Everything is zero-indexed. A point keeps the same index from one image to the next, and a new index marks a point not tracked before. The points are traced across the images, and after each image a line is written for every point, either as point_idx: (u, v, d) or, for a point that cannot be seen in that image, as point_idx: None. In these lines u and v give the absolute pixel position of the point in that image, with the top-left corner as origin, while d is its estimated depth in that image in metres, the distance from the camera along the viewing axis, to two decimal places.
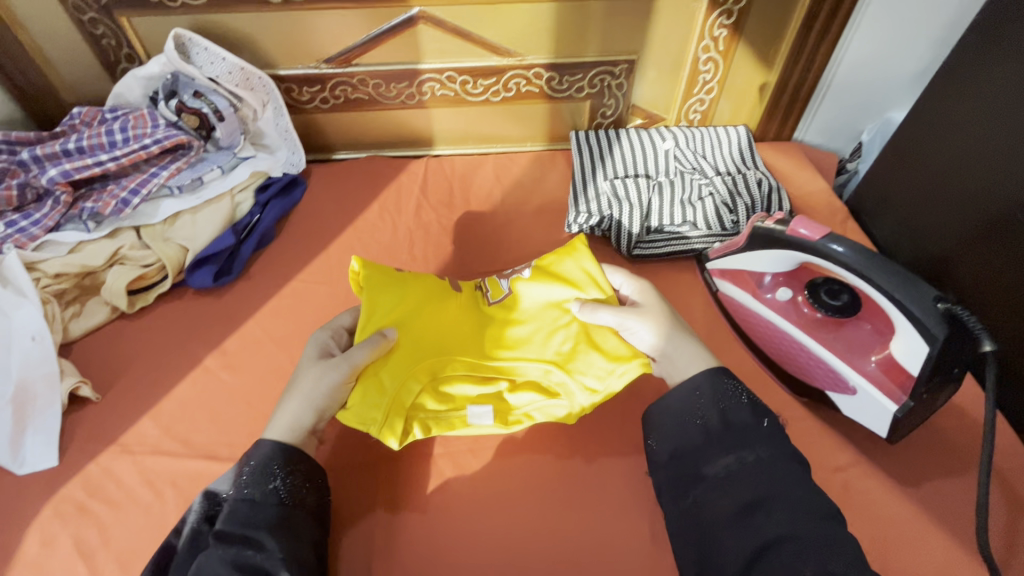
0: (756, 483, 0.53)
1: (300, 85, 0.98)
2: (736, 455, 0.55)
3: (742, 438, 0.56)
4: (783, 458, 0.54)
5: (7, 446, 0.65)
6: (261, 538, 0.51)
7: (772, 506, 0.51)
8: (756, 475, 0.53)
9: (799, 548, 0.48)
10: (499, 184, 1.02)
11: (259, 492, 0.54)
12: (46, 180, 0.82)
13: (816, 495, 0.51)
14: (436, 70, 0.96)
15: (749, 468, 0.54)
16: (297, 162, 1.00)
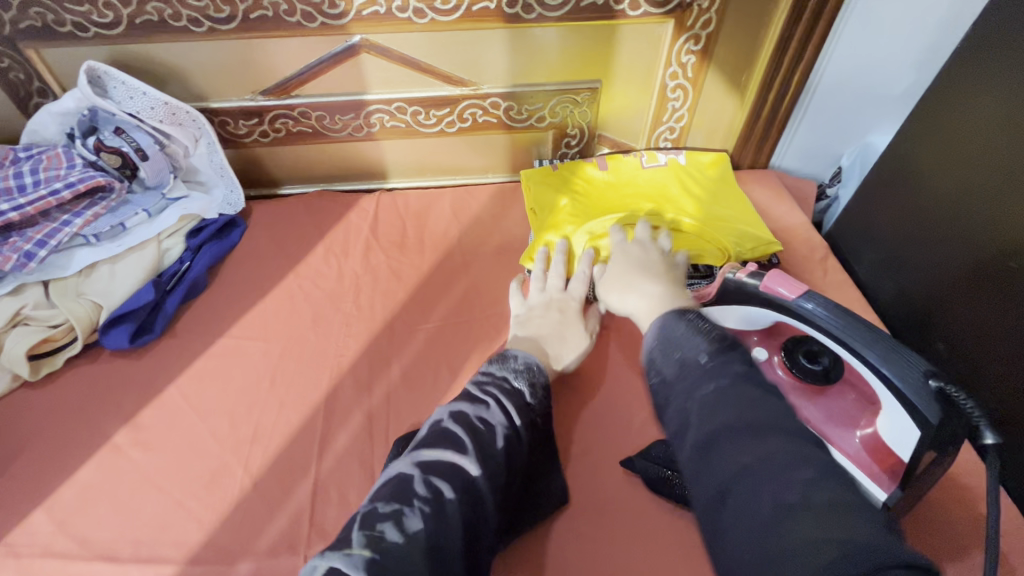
0: (717, 415, 0.38)
1: (236, 118, 0.90)
2: (690, 396, 0.40)
3: (687, 384, 0.41)
4: (740, 393, 0.39)
5: None
6: (506, 406, 0.56)
7: (735, 438, 0.37)
8: (703, 412, 0.39)
9: (815, 528, 0.31)
10: (457, 221, 0.94)
11: (511, 395, 0.57)
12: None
13: (793, 468, 0.35)
14: (385, 101, 0.89)
15: (702, 405, 0.39)
16: (235, 202, 0.93)
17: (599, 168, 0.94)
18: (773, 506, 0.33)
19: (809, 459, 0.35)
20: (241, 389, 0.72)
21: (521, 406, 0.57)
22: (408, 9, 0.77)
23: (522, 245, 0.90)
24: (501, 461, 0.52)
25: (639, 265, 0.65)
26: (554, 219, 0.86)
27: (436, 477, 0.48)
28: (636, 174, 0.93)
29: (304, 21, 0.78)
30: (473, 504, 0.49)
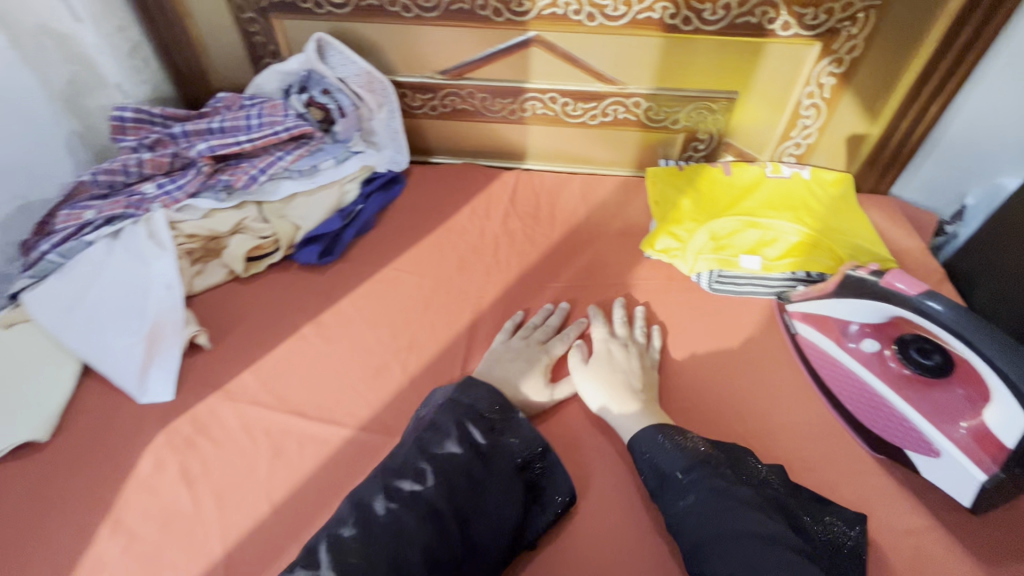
0: (702, 526, 0.54)
1: (414, 91, 1.06)
2: (683, 499, 0.57)
3: (666, 490, 0.59)
4: (711, 497, 0.55)
5: (136, 375, 0.75)
6: (472, 429, 0.62)
7: (719, 550, 0.52)
8: (694, 523, 0.55)
9: None
10: (584, 204, 1.05)
11: (476, 424, 0.63)
12: (195, 155, 0.94)
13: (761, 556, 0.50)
14: (541, 90, 1.02)
15: (694, 514, 0.55)
16: (400, 161, 1.09)
17: (724, 172, 1.00)
18: None
19: (753, 528, 0.52)
20: (400, 310, 0.86)
21: (476, 424, 0.63)
22: (581, 12, 0.90)
23: (644, 230, 1.00)
24: (445, 483, 0.57)
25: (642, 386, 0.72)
26: (677, 213, 0.95)
27: (394, 510, 0.54)
28: (761, 181, 0.98)
29: (493, 14, 0.92)
30: (435, 522, 0.54)
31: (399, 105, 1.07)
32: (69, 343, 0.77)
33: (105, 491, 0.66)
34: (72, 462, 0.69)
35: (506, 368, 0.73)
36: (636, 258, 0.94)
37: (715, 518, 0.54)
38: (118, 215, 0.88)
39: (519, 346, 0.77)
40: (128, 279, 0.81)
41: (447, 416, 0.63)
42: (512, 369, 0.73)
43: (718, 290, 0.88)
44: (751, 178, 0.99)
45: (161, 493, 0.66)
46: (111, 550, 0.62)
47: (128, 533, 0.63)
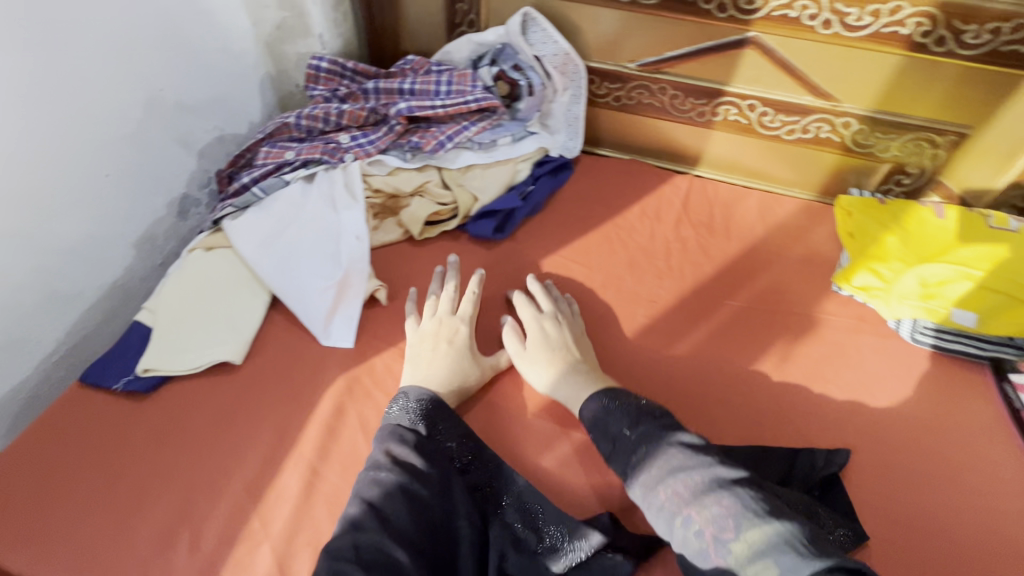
0: (655, 472, 0.56)
1: (602, 79, 1.02)
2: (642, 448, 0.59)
3: (624, 453, 0.60)
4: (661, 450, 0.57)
5: (322, 320, 0.77)
6: (401, 457, 0.62)
7: (676, 489, 0.54)
8: (647, 475, 0.57)
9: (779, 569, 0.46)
10: (762, 222, 0.99)
11: (396, 443, 0.64)
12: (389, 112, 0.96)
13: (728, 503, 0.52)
14: (741, 96, 0.96)
15: (642, 463, 0.58)
16: (572, 148, 1.06)
17: (936, 214, 0.89)
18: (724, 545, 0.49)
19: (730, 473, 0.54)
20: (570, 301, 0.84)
21: (407, 458, 0.63)
22: (818, 17, 0.83)
23: (830, 262, 0.92)
24: (393, 505, 0.59)
25: (553, 345, 0.74)
26: (880, 250, 0.87)
27: (361, 549, 0.54)
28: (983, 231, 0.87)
29: (715, 9, 0.88)
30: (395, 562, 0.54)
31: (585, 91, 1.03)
32: (264, 277, 0.81)
33: (290, 424, 0.68)
34: (261, 390, 0.72)
35: (429, 353, 0.74)
36: (823, 290, 0.87)
37: (674, 473, 0.55)
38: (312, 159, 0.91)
39: (436, 325, 0.76)
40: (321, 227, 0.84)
41: (379, 447, 0.65)
42: (434, 362, 0.72)
43: (920, 341, 0.80)
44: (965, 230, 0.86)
45: (341, 438, 0.67)
46: (295, 483, 0.64)
47: (310, 470, 0.65)
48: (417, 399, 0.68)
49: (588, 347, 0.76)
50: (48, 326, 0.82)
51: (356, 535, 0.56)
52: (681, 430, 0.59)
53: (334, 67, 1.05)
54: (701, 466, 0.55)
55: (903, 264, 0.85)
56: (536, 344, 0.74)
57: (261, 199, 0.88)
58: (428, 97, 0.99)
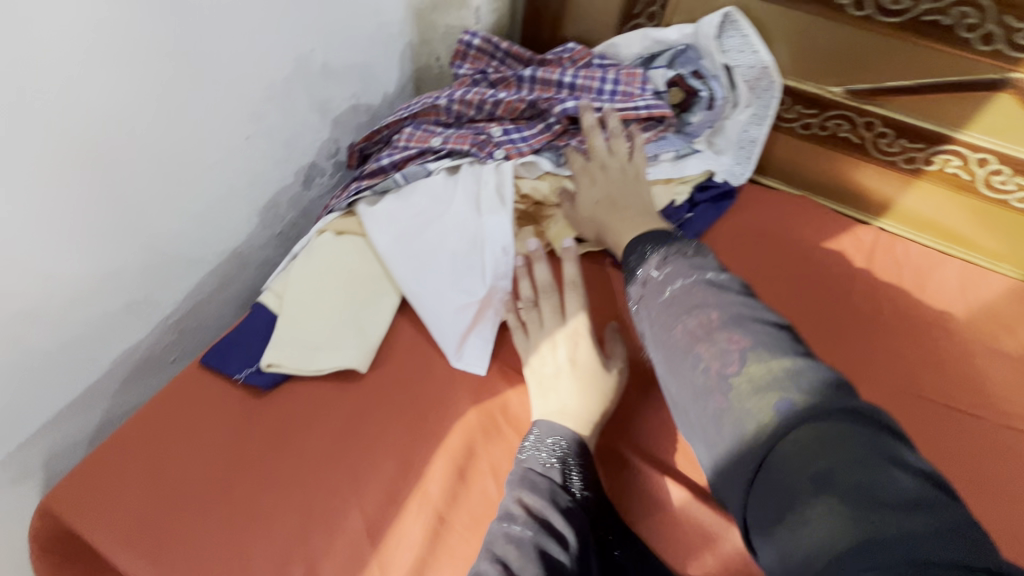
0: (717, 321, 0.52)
1: (794, 102, 0.87)
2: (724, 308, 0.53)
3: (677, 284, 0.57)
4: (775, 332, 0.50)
5: (457, 339, 0.69)
6: (544, 514, 0.52)
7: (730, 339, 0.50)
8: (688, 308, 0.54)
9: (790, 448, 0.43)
10: (963, 300, 0.82)
11: (535, 493, 0.54)
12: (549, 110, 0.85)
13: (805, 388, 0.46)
14: (973, 147, 0.79)
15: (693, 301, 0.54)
16: (738, 175, 0.92)
17: None
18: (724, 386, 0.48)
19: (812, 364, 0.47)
20: None
21: (550, 516, 0.52)
22: None
23: None
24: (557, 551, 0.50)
25: (608, 197, 0.77)
26: None
27: None
28: None
29: (978, 40, 0.71)
30: None
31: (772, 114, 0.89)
32: (397, 275, 0.73)
33: (416, 454, 0.61)
34: (387, 406, 0.65)
35: (552, 382, 0.64)
36: None
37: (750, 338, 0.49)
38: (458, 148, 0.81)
39: (549, 341, 0.67)
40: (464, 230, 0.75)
41: (510, 493, 0.55)
42: (558, 395, 0.63)
43: None
44: None
45: (470, 483, 0.60)
46: (419, 529, 0.56)
47: (435, 517, 0.57)
48: (555, 442, 0.58)
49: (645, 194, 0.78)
50: (170, 286, 0.78)
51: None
52: (708, 268, 0.56)
53: (488, 46, 0.94)
54: (721, 304, 0.51)
55: None
56: (588, 200, 0.78)
57: (401, 186, 0.80)
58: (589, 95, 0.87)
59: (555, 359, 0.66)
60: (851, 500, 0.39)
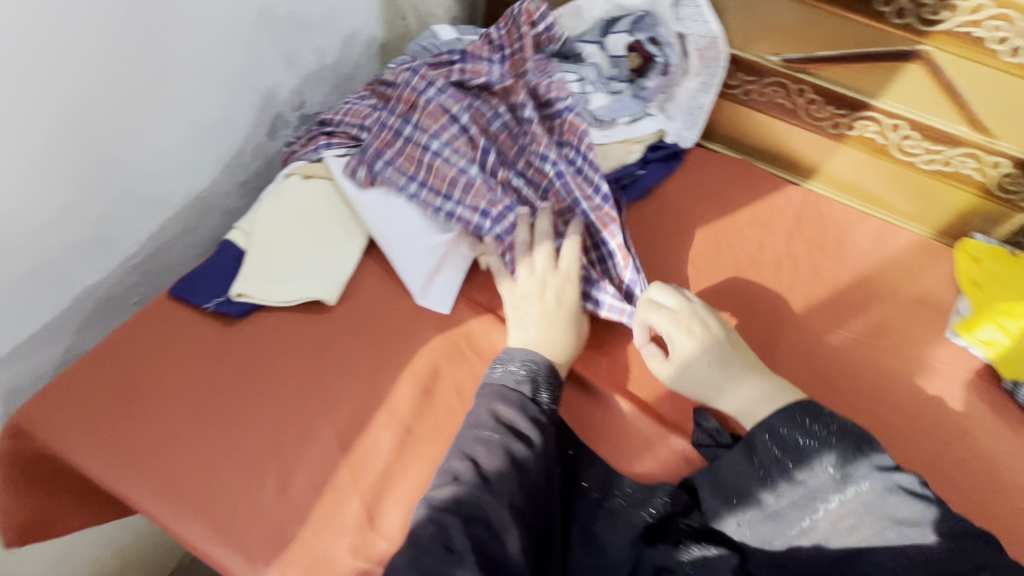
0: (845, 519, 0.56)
1: (737, 69, 0.95)
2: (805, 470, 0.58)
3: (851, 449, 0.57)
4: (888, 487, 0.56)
5: (424, 279, 0.73)
6: (509, 422, 0.59)
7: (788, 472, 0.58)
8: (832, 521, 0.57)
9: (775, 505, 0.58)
10: (876, 252, 0.93)
11: (503, 403, 0.61)
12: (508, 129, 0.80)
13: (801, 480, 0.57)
14: (888, 113, 0.89)
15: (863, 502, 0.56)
16: (687, 139, 0.98)
17: None
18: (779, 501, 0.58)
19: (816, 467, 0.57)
20: None
21: (516, 422, 0.59)
22: (1008, 43, 0.76)
23: (942, 307, 0.87)
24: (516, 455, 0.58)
25: (716, 354, 0.67)
26: (1010, 304, 0.82)
27: (481, 489, 0.55)
28: None
29: (892, 14, 0.80)
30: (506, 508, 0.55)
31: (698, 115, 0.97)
32: (366, 220, 0.75)
33: (383, 376, 0.65)
34: (355, 335, 0.68)
35: (520, 306, 0.70)
36: (933, 336, 0.83)
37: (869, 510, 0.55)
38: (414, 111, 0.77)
39: (540, 284, 0.71)
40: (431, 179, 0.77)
41: (480, 402, 0.61)
42: (525, 321, 0.68)
43: None
44: None
45: (436, 401, 0.64)
46: (388, 439, 0.61)
47: (404, 429, 0.62)
48: (521, 360, 0.64)
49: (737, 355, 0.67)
50: (134, 226, 0.79)
51: (462, 493, 0.55)
52: (826, 458, 0.58)
53: (519, 24, 0.88)
54: (875, 502, 0.55)
55: None
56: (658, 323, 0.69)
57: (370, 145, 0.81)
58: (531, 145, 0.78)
59: (529, 290, 0.71)
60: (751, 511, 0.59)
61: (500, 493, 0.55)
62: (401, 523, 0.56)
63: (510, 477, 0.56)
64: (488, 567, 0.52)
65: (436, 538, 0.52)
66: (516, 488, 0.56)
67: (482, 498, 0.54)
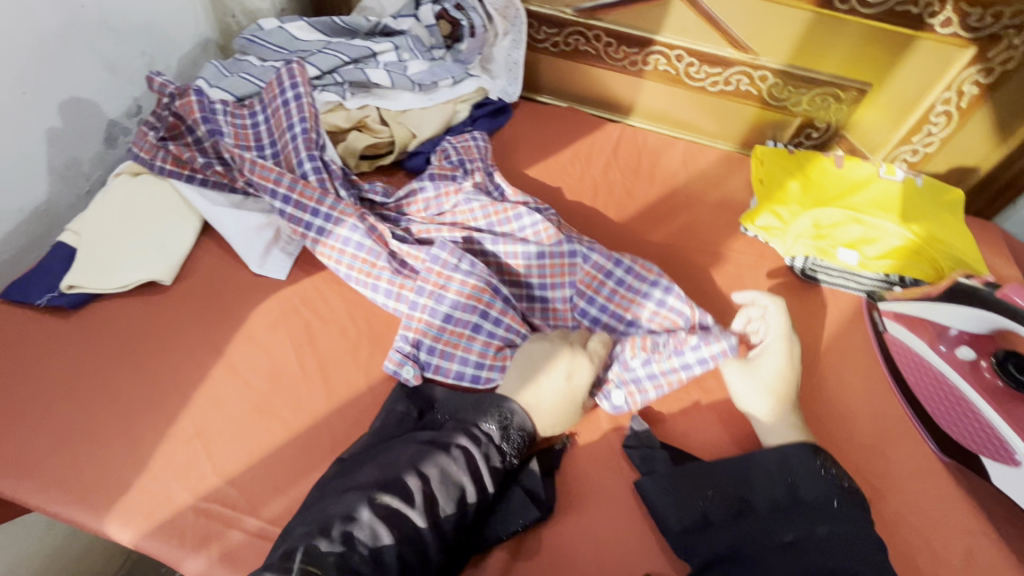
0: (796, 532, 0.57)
1: (541, 24, 1.06)
2: (818, 526, 0.57)
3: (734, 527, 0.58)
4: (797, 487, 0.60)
5: (258, 251, 0.78)
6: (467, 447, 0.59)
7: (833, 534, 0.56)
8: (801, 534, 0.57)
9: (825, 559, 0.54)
10: (685, 169, 1.05)
11: (473, 437, 0.60)
12: (363, 222, 0.77)
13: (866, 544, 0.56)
14: (670, 45, 1.01)
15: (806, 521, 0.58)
16: (511, 94, 1.08)
17: (836, 164, 0.99)
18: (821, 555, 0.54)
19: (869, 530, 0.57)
20: None
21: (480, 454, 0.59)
22: None
23: (739, 207, 1.00)
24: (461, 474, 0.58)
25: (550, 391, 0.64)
26: (782, 194, 0.96)
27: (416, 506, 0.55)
28: (874, 180, 0.97)
29: None
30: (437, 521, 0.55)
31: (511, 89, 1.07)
32: (199, 205, 0.81)
33: (220, 338, 0.71)
34: (191, 307, 0.74)
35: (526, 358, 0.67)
36: (730, 231, 0.95)
37: (835, 542, 0.56)
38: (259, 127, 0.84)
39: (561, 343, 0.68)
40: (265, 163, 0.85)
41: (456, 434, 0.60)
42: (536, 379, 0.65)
43: (813, 277, 0.88)
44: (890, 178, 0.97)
45: (271, 352, 0.71)
46: (225, 392, 0.66)
47: (241, 381, 0.68)
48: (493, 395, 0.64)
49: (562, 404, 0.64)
50: None
51: (402, 508, 0.54)
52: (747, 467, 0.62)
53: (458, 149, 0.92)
54: (796, 480, 0.61)
55: (801, 205, 0.94)
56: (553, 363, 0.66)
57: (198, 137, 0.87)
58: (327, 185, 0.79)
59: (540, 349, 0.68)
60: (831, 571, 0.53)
61: (436, 510, 0.55)
62: (239, 458, 0.62)
63: (447, 495, 0.56)
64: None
65: (368, 552, 0.51)
66: (449, 504, 0.56)
67: (418, 514, 0.54)
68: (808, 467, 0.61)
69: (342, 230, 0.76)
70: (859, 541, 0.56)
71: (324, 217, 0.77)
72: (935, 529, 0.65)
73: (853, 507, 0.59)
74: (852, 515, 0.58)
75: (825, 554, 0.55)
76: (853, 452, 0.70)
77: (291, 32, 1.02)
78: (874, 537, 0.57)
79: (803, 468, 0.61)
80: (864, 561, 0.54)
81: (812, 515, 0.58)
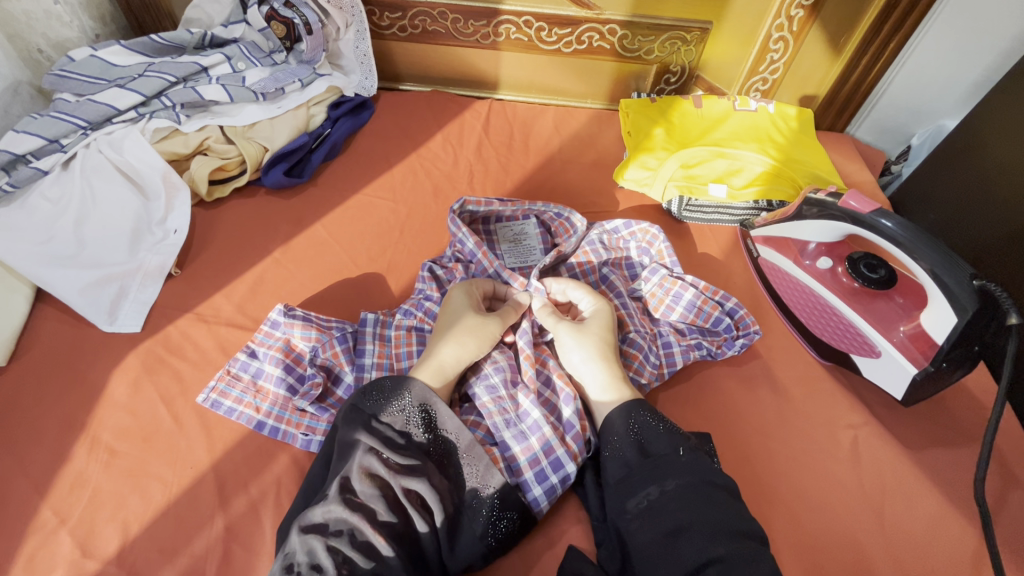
0: (665, 514, 0.52)
1: (382, 9, 1.02)
2: (659, 483, 0.54)
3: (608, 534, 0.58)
4: (645, 455, 0.56)
5: (106, 307, 0.72)
6: (379, 431, 0.54)
7: (676, 513, 0.52)
8: (658, 513, 0.52)
9: (677, 542, 0.50)
10: (558, 135, 1.04)
11: (373, 433, 0.54)
12: (302, 369, 0.67)
13: (724, 516, 0.51)
14: (516, 13, 0.99)
15: (667, 497, 0.53)
16: (369, 88, 1.02)
17: (695, 105, 1.02)
18: (668, 529, 0.51)
19: (729, 506, 0.52)
20: (377, 234, 0.85)
21: (390, 443, 0.54)
22: None
23: (614, 161, 1.01)
24: (412, 442, 0.55)
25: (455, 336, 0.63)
26: (649, 142, 0.97)
27: (367, 478, 0.52)
28: (730, 113, 1.01)
29: None
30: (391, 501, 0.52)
31: (372, 79, 1.03)
32: (26, 268, 0.72)
33: (74, 412, 0.64)
34: (35, 384, 0.66)
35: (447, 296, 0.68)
36: (608, 188, 0.96)
37: (690, 502, 0.52)
38: (178, 202, 0.82)
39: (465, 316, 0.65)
40: (107, 212, 0.78)
41: (350, 431, 0.54)
42: (446, 330, 0.63)
43: (688, 218, 0.91)
44: (745, 110, 1.01)
45: (137, 412, 0.64)
46: (90, 467, 0.61)
47: (107, 451, 0.62)
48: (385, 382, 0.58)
49: (447, 343, 0.62)
50: None
51: (324, 517, 0.50)
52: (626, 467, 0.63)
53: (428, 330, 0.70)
54: (615, 443, 0.58)
55: (666, 150, 0.96)
56: (447, 333, 0.63)
57: (12, 193, 0.77)
58: (283, 351, 0.67)
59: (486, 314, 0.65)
60: (687, 554, 0.49)
61: (360, 500, 0.51)
62: (114, 534, 0.57)
63: (375, 483, 0.52)
64: (368, 571, 0.48)
65: (306, 565, 0.48)
66: (383, 498, 0.52)
67: (345, 511, 0.50)
68: (631, 422, 0.58)
69: (269, 372, 0.66)
70: (701, 489, 0.53)
71: (276, 374, 0.66)
72: (824, 430, 0.70)
73: (689, 455, 0.56)
74: (696, 460, 0.56)
75: (671, 513, 0.52)
76: (743, 379, 0.74)
77: (106, 57, 0.88)
78: (726, 485, 0.54)
79: (633, 427, 0.58)
80: (718, 513, 0.51)
81: (657, 472, 0.55)
